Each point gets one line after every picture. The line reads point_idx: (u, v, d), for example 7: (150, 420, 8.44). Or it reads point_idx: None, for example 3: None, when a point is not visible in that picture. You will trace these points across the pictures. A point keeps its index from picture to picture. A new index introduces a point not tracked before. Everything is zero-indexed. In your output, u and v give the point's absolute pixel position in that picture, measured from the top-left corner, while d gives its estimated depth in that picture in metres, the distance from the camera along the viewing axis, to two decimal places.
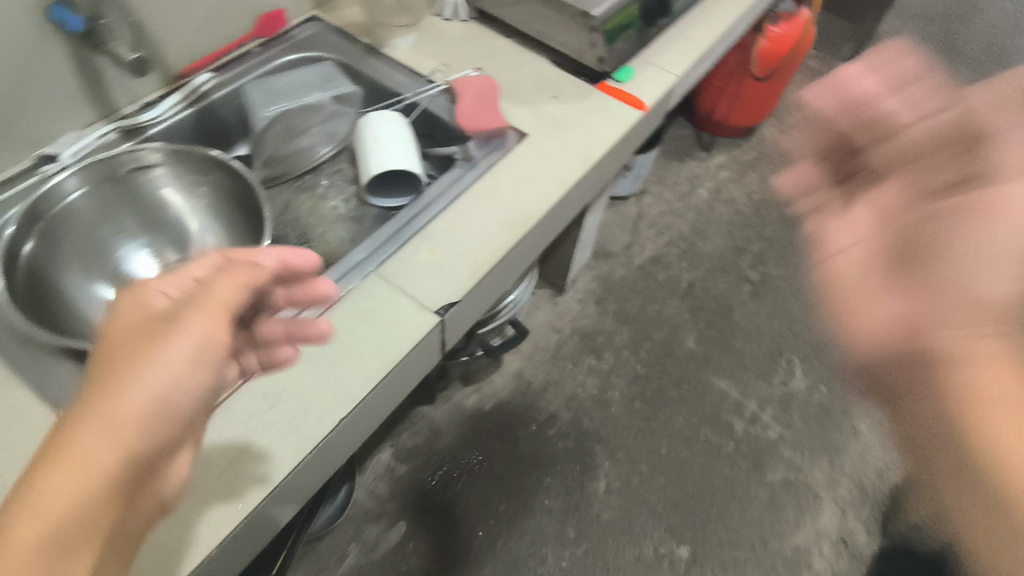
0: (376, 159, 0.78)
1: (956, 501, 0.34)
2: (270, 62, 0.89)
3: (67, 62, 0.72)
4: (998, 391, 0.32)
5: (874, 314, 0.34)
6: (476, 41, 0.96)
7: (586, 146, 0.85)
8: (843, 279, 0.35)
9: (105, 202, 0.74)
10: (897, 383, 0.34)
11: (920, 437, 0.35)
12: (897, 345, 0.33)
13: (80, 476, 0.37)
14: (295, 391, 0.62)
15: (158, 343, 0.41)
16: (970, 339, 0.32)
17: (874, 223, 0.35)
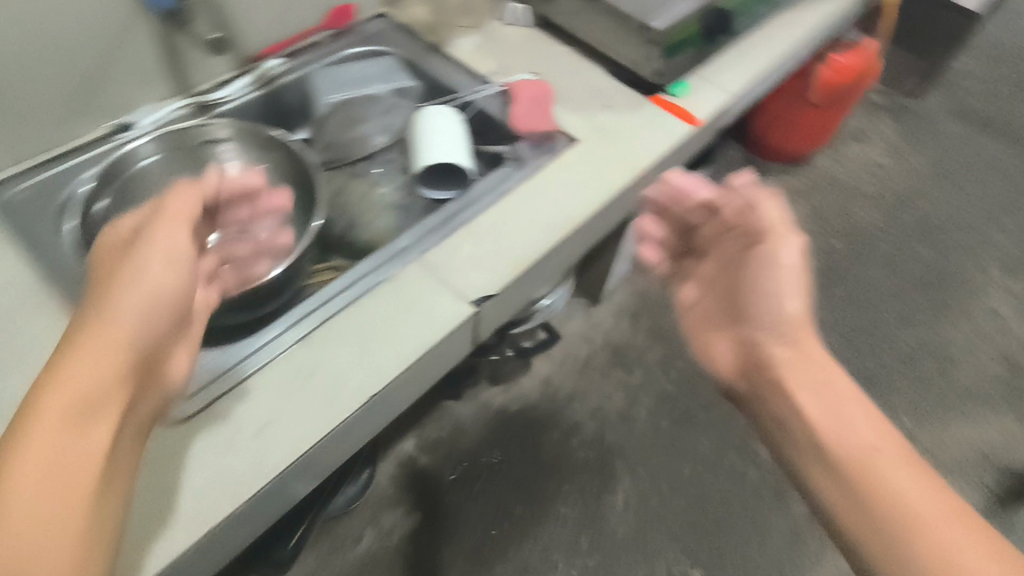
0: (429, 151, 0.80)
1: (822, 482, 0.53)
2: (336, 53, 0.92)
3: (151, 38, 0.77)
4: (821, 394, 0.56)
5: (726, 353, 0.66)
6: (536, 47, 0.98)
7: (634, 156, 0.86)
8: (694, 322, 0.70)
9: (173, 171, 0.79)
10: (764, 389, 0.60)
11: (794, 429, 0.57)
12: (743, 366, 0.64)
13: (95, 355, 0.45)
14: (330, 364, 0.65)
15: (140, 252, 0.50)
16: (784, 352, 0.60)
17: (702, 285, 0.72)
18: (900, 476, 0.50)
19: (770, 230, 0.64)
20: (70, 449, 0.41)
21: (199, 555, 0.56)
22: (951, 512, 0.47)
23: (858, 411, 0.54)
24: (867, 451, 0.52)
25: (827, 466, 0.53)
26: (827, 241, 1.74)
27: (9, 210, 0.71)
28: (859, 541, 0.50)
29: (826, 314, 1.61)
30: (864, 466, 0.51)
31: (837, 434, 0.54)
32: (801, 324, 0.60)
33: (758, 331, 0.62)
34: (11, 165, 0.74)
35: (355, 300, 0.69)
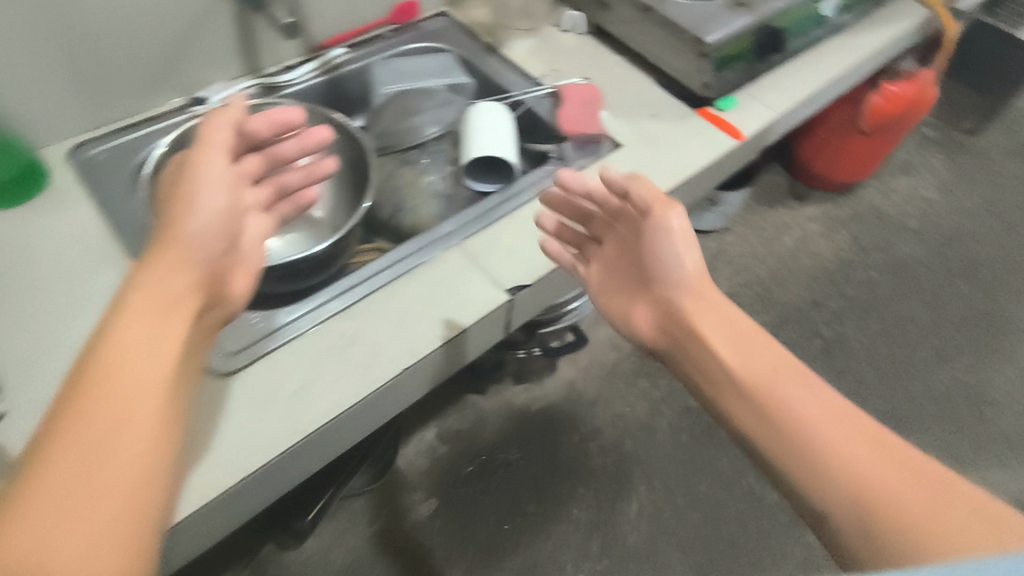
0: (477, 143, 0.83)
1: (736, 407, 0.56)
2: (397, 47, 0.97)
3: (229, 20, 0.82)
4: (729, 334, 0.59)
5: (645, 320, 0.67)
6: (588, 53, 1.00)
7: (677, 164, 0.88)
8: (607, 301, 0.70)
9: None
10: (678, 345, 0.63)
11: (704, 371, 0.59)
12: (659, 333, 0.65)
13: (168, 267, 0.49)
14: (369, 336, 0.68)
15: (193, 179, 0.54)
16: (693, 306, 0.62)
17: (609, 267, 0.72)
18: (802, 393, 0.53)
19: (656, 201, 0.66)
20: (150, 335, 0.45)
21: (232, 503, 0.59)
22: (851, 417, 0.50)
23: (763, 344, 0.58)
24: (773, 376, 0.55)
25: (743, 396, 0.55)
26: (866, 271, 1.72)
27: (88, 167, 0.76)
28: (777, 458, 0.51)
29: (860, 345, 1.58)
30: (773, 390, 0.54)
31: (746, 366, 0.56)
32: (700, 278, 0.64)
33: (663, 292, 0.65)
34: (94, 127, 0.80)
35: (396, 278, 0.72)
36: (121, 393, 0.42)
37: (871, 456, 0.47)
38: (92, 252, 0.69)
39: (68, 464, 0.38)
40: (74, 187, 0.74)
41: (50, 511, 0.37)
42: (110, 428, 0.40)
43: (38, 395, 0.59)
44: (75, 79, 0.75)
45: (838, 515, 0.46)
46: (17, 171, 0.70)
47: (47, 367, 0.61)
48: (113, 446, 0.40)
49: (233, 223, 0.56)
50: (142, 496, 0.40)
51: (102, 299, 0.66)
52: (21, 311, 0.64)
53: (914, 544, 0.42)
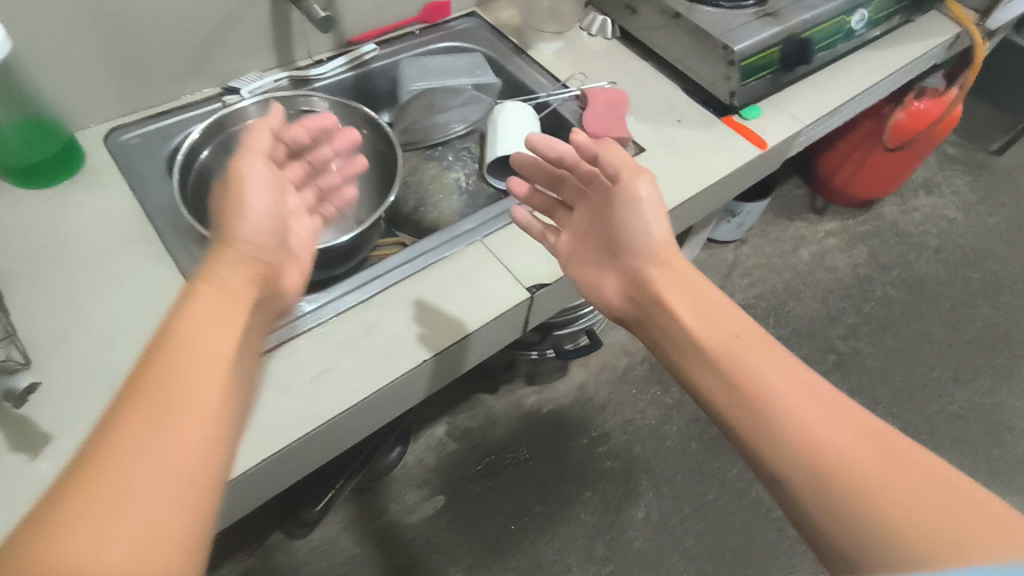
0: (502, 142, 0.84)
1: (698, 370, 0.58)
2: (426, 45, 0.98)
3: (266, 12, 0.83)
4: (694, 303, 0.62)
5: (612, 288, 0.69)
6: (614, 58, 1.01)
7: (700, 171, 0.88)
8: (572, 266, 0.72)
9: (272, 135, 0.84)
10: (645, 312, 0.66)
11: (667, 336, 0.62)
12: (626, 301, 0.68)
13: (226, 266, 0.51)
14: (389, 327, 0.69)
15: (239, 183, 0.55)
16: (660, 275, 0.65)
17: (579, 234, 0.73)
18: (761, 357, 0.55)
19: (625, 169, 0.67)
20: (217, 331, 0.47)
21: (251, 484, 0.60)
22: (814, 388, 0.52)
23: (728, 313, 0.60)
24: (736, 343, 0.57)
25: (707, 364, 0.57)
26: (883, 288, 1.71)
27: (123, 151, 0.79)
28: (737, 421, 0.54)
29: (875, 362, 1.57)
30: (737, 358, 0.56)
31: (711, 334, 0.58)
32: (667, 246, 0.66)
33: (629, 259, 0.67)
34: (130, 113, 0.82)
35: (418, 271, 0.73)
36: (189, 368, 0.44)
37: (829, 422, 0.50)
38: (124, 233, 0.71)
39: (140, 432, 0.40)
40: (109, 169, 0.76)
41: (121, 474, 0.38)
42: (177, 401, 0.42)
43: (68, 369, 0.60)
44: (115, 65, 0.77)
45: (794, 477, 0.49)
46: (56, 151, 0.72)
47: (78, 342, 0.62)
48: (177, 433, 0.40)
49: (280, 228, 0.57)
50: (203, 466, 0.41)
51: (132, 279, 0.68)
52: (54, 287, 0.66)
53: (861, 505, 0.45)
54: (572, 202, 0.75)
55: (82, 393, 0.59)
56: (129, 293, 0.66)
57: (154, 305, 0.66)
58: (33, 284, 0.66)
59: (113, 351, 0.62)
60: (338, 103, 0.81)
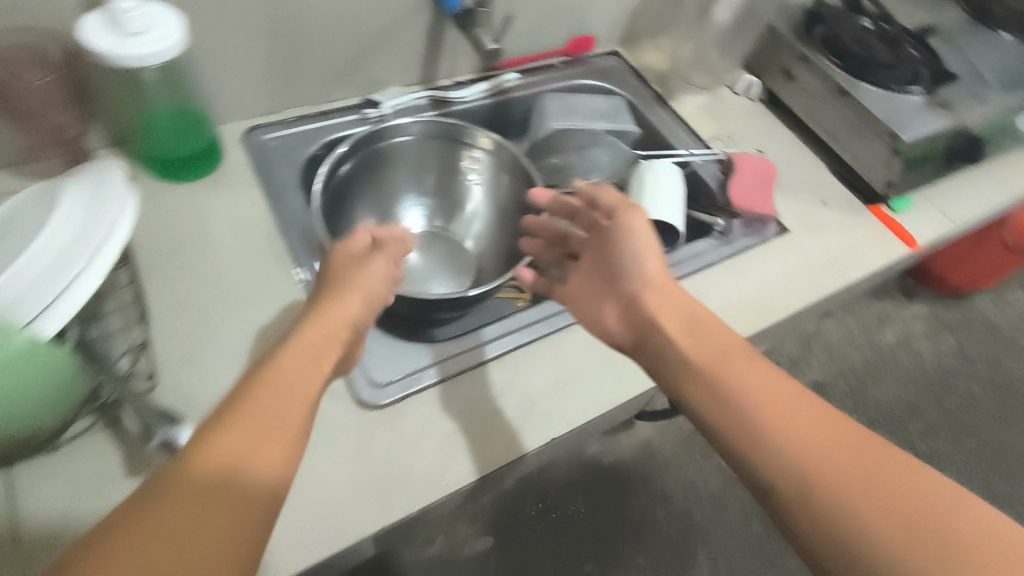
0: (653, 206, 0.77)
1: (690, 391, 0.55)
2: (569, 80, 0.94)
3: (423, 28, 0.80)
4: (683, 319, 0.59)
5: (613, 318, 0.64)
6: (760, 122, 0.96)
7: (848, 264, 0.82)
8: (577, 301, 0.68)
9: (418, 155, 0.79)
10: (638, 339, 0.61)
11: (659, 363, 0.59)
12: (619, 332, 0.63)
13: (330, 326, 0.51)
14: (516, 393, 0.65)
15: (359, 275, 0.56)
16: (655, 296, 0.61)
17: (579, 277, 0.69)
18: (750, 374, 0.53)
19: (622, 207, 0.66)
20: (309, 358, 0.48)
21: (362, 548, 0.56)
22: (812, 407, 0.51)
23: (716, 327, 0.58)
24: (727, 360, 0.55)
25: (705, 387, 0.54)
26: (968, 385, 1.62)
27: (261, 151, 0.76)
28: (739, 445, 0.50)
29: (953, 466, 1.49)
30: (729, 377, 0.53)
31: (702, 352, 0.56)
32: (659, 274, 0.63)
33: (623, 284, 0.64)
34: (270, 112, 0.79)
35: (549, 335, 0.69)
36: (275, 394, 0.44)
37: (830, 444, 0.48)
38: (258, 244, 0.68)
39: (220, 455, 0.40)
40: (247, 171, 0.73)
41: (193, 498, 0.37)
42: (264, 426, 0.42)
43: (193, 389, 0.57)
44: (267, 63, 0.74)
45: (786, 493, 0.47)
46: (196, 146, 0.70)
47: (205, 358, 0.59)
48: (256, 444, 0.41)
49: (372, 320, 0.57)
50: (266, 495, 0.40)
51: (263, 296, 0.64)
52: (185, 294, 0.63)
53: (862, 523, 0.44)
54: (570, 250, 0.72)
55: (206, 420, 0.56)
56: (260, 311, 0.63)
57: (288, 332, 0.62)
58: (163, 286, 0.63)
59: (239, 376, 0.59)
60: (491, 145, 0.78)
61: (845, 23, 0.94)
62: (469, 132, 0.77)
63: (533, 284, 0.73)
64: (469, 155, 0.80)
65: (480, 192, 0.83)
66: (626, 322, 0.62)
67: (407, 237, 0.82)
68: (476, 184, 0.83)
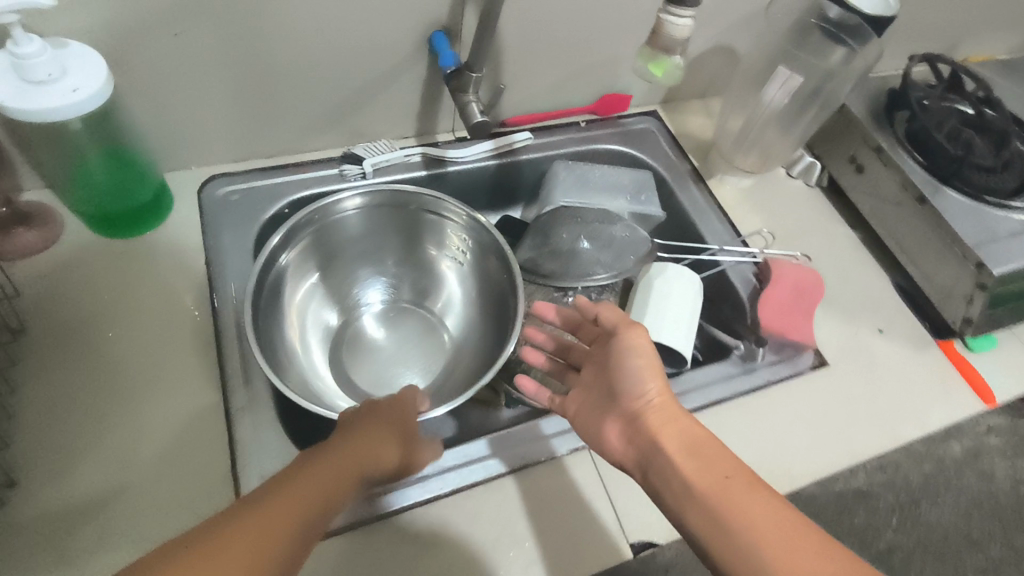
0: (654, 321, 0.63)
1: (689, 515, 0.45)
2: (591, 143, 0.81)
3: (418, 79, 0.70)
4: (686, 438, 0.49)
5: (616, 437, 0.53)
6: (813, 215, 0.80)
7: (900, 417, 0.65)
8: (577, 418, 0.56)
9: (381, 223, 0.69)
10: (644, 457, 0.50)
11: (661, 485, 0.48)
12: (625, 455, 0.52)
13: (371, 443, 0.48)
14: (442, 550, 0.52)
15: (398, 440, 0.51)
16: (660, 406, 0.51)
17: (582, 389, 0.58)
18: (756, 503, 0.43)
19: (622, 323, 0.55)
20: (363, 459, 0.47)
21: None
22: (824, 553, 0.40)
23: (720, 448, 0.47)
24: (729, 490, 0.44)
25: (703, 514, 0.44)
26: None
27: (215, 206, 0.67)
28: None
29: None
30: (733, 513, 0.43)
31: (702, 478, 0.46)
32: (662, 396, 0.51)
33: (623, 400, 0.53)
34: (238, 161, 0.71)
35: (500, 474, 0.56)
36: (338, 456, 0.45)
37: None
38: (185, 322, 0.59)
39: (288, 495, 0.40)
40: (195, 229, 0.65)
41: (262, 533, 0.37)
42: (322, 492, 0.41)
43: (46, 509, 0.48)
44: (233, 109, 0.65)
45: None
46: (144, 199, 0.63)
47: (85, 466, 0.51)
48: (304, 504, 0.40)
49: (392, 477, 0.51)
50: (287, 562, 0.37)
51: (169, 393, 0.55)
52: (78, 378, 0.55)
53: None
54: (579, 357, 0.62)
55: (52, 563, 0.46)
56: (165, 409, 0.54)
57: (187, 447, 0.53)
58: (59, 369, 0.55)
59: (118, 499, 0.50)
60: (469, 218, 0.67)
61: (938, 107, 0.77)
62: (439, 204, 0.67)
63: (535, 398, 0.60)
64: (443, 227, 0.70)
65: (458, 274, 0.73)
66: (630, 445, 0.52)
67: (369, 313, 0.72)
68: (455, 262, 0.73)
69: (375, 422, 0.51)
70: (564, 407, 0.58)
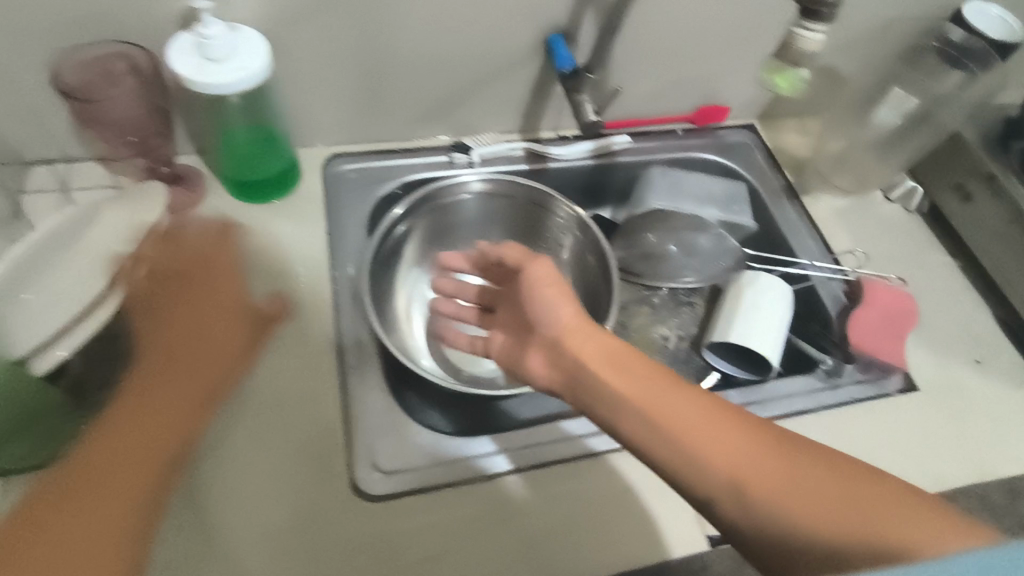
0: (743, 326, 0.65)
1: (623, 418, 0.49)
2: (687, 152, 0.83)
3: (531, 78, 0.74)
4: (603, 349, 0.52)
5: (540, 364, 0.56)
6: (911, 241, 0.79)
7: (992, 449, 0.64)
8: (501, 354, 0.61)
9: (490, 211, 0.75)
10: (572, 378, 0.53)
11: (590, 400, 0.51)
12: (554, 378, 0.55)
13: (215, 323, 0.53)
14: (528, 520, 0.55)
15: (234, 310, 0.56)
16: (579, 332, 0.53)
17: (504, 330, 0.63)
18: (681, 400, 0.47)
19: (526, 258, 0.61)
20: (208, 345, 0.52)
21: None
22: (731, 422, 0.46)
23: (639, 356, 0.51)
24: (653, 387, 0.49)
25: (637, 418, 0.48)
26: None
27: (335, 181, 0.73)
28: (683, 480, 0.45)
29: None
30: (660, 416, 0.47)
31: (627, 384, 0.50)
32: (573, 321, 0.54)
33: (540, 329, 0.56)
34: (354, 142, 0.75)
35: (585, 456, 0.58)
36: (212, 330, 0.53)
37: (762, 460, 0.44)
38: (304, 285, 0.64)
39: (132, 425, 0.46)
40: (317, 203, 0.71)
41: (108, 480, 0.43)
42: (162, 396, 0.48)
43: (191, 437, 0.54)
44: (360, 96, 0.71)
45: (735, 515, 0.43)
46: (273, 172, 0.68)
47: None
48: (148, 416, 0.47)
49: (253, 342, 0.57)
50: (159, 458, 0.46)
51: (291, 348, 0.61)
52: None
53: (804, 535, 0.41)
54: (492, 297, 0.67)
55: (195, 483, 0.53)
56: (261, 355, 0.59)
57: (307, 397, 0.58)
58: None
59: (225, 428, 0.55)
60: (579, 220, 0.72)
61: None
62: (550, 201, 0.72)
63: (461, 347, 0.66)
64: (550, 223, 0.74)
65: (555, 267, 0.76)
66: (552, 368, 0.55)
67: None
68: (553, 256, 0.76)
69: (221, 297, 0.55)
70: (487, 350, 0.63)
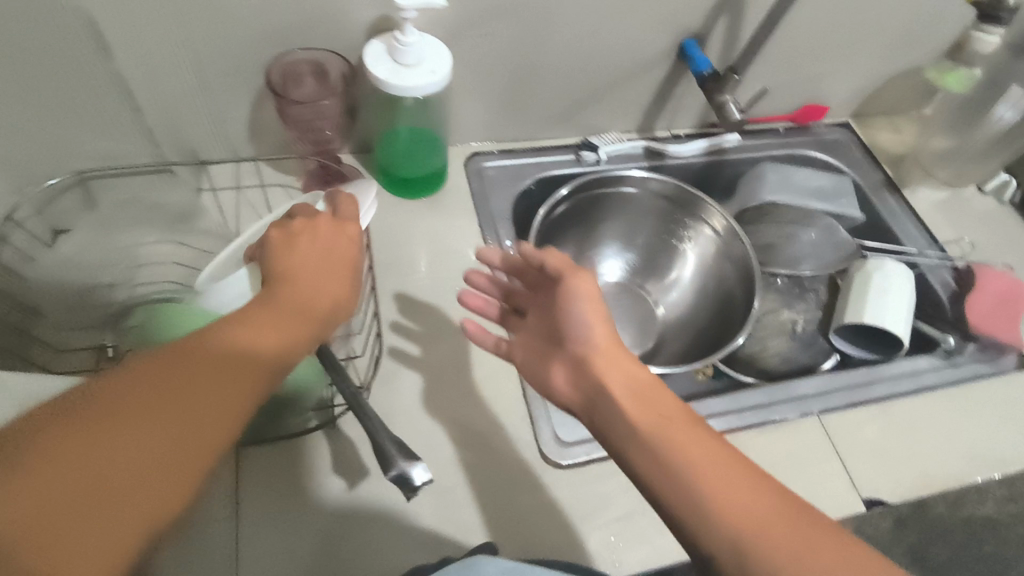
0: (874, 308, 0.70)
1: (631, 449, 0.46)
2: (791, 149, 0.88)
3: (657, 80, 0.79)
4: (629, 379, 0.50)
5: (562, 379, 0.55)
6: (1009, 230, 0.84)
7: None
8: (521, 364, 0.58)
9: (637, 214, 0.82)
10: (591, 394, 0.51)
11: (607, 419, 0.49)
12: (570, 397, 0.54)
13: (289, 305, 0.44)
14: None
15: (302, 262, 0.47)
16: (605, 351, 0.53)
17: (531, 338, 0.60)
18: (693, 436, 0.45)
19: (567, 269, 0.57)
20: (279, 324, 0.42)
21: None
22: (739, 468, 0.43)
23: (664, 392, 0.49)
24: (667, 427, 0.46)
25: (643, 448, 0.46)
26: None
27: (479, 177, 0.78)
28: (674, 508, 0.43)
29: None
30: (672, 446, 0.44)
31: (641, 412, 0.48)
32: (602, 346, 0.53)
33: (572, 344, 0.55)
34: (489, 141, 0.81)
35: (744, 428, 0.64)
36: (284, 294, 0.44)
37: (764, 509, 0.41)
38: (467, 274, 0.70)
39: (195, 396, 0.36)
40: (467, 197, 0.75)
41: (125, 445, 0.32)
42: (223, 369, 0.37)
43: (396, 409, 0.59)
44: (503, 98, 0.76)
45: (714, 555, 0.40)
46: (423, 171, 0.72)
47: (390, 386, 0.61)
48: (205, 395, 0.36)
49: (328, 304, 0.46)
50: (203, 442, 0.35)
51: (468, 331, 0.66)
52: (398, 309, 0.66)
53: None
54: (525, 297, 0.63)
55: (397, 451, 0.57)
56: (435, 334, 0.65)
57: (490, 376, 0.63)
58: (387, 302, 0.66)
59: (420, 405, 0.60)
60: (727, 229, 0.77)
61: None
62: (703, 208, 0.78)
63: (481, 343, 0.60)
64: (697, 230, 0.80)
65: (693, 265, 0.82)
66: (570, 386, 0.54)
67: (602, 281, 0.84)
68: (692, 255, 0.82)
69: (295, 258, 0.47)
70: (507, 355, 0.60)
